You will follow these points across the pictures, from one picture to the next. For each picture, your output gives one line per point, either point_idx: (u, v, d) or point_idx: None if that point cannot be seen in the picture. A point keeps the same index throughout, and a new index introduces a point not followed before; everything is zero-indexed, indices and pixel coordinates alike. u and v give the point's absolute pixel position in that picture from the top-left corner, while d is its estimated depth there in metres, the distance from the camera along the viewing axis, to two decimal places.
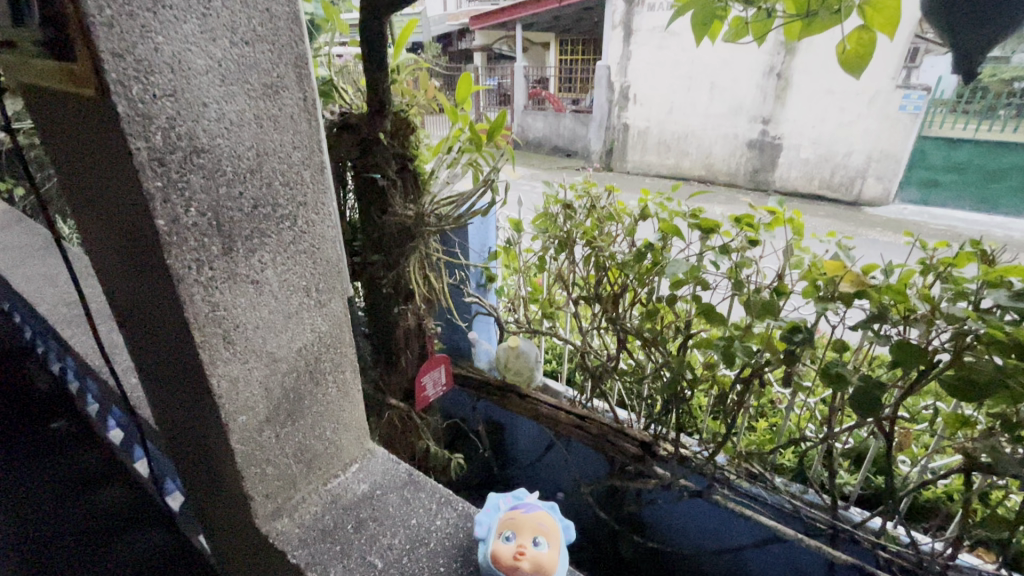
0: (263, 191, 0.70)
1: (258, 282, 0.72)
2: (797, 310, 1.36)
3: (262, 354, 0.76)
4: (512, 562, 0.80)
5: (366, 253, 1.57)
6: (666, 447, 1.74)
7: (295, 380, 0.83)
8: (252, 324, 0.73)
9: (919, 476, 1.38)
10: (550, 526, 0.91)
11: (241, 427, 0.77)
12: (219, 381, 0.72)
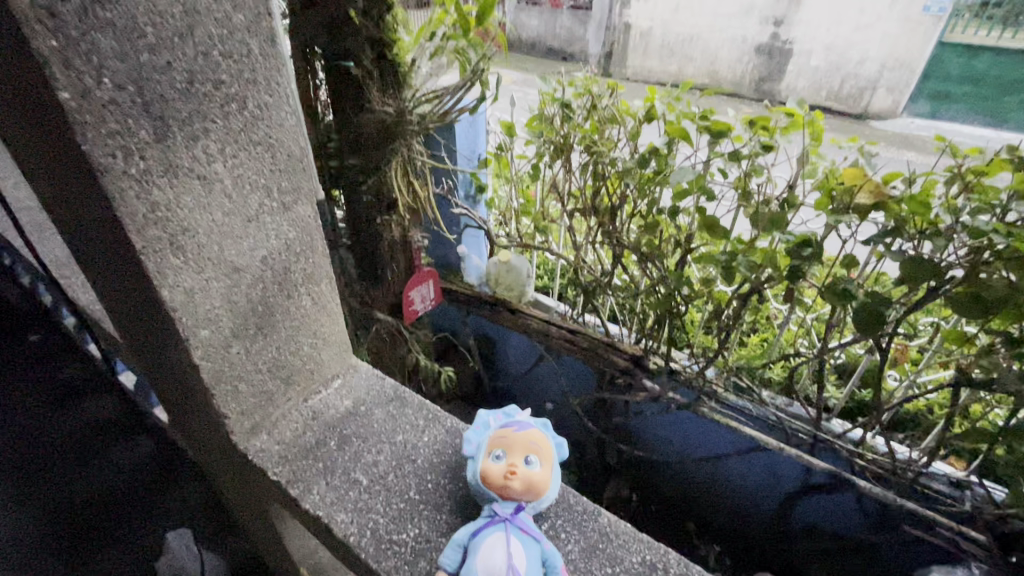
0: (199, 62, 0.57)
1: (206, 176, 0.62)
2: (806, 223, 1.28)
3: (221, 263, 0.67)
4: (500, 484, 0.78)
5: (342, 156, 1.44)
6: (655, 361, 1.74)
7: (263, 292, 0.75)
8: (204, 227, 0.64)
9: (907, 391, 1.38)
10: (543, 444, 0.84)
11: (204, 342, 0.71)
12: (172, 293, 0.64)
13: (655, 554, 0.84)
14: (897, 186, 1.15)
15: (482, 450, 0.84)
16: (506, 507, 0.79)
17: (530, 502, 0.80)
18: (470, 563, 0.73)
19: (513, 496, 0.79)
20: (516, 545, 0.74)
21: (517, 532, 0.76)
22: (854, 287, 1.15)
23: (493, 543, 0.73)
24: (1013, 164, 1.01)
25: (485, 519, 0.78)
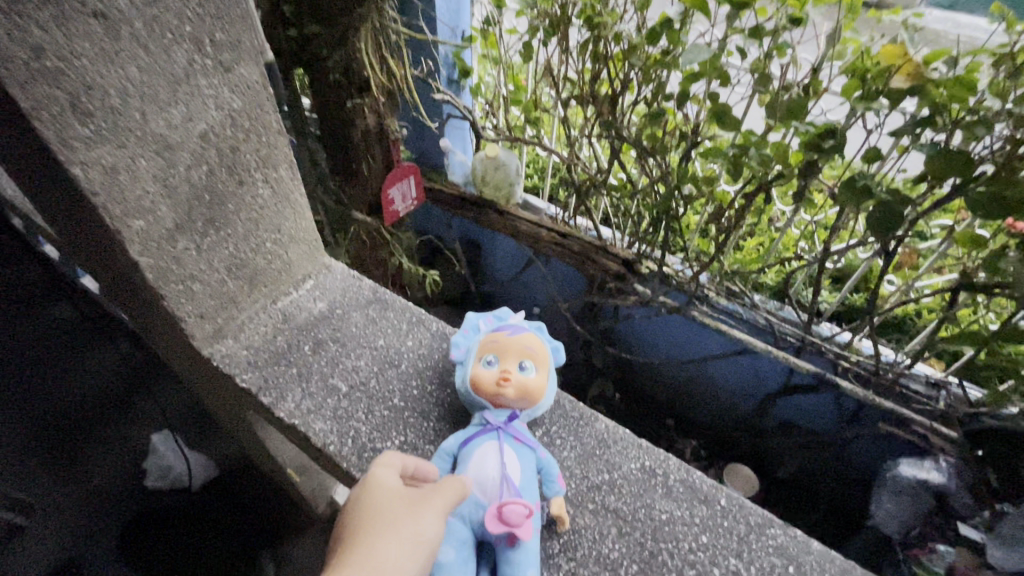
0: None
1: (105, 15, 0.61)
2: (826, 113, 1.16)
3: (148, 136, 0.69)
4: (492, 391, 0.80)
5: (303, 23, 1.24)
6: (648, 265, 1.68)
7: (208, 177, 0.78)
8: (113, 87, 0.64)
9: (903, 296, 1.36)
10: (538, 349, 0.85)
11: (140, 234, 0.72)
12: (87, 172, 0.64)
13: (655, 461, 0.91)
14: (937, 66, 1.01)
15: (474, 357, 0.85)
16: (499, 415, 0.81)
17: (524, 409, 0.82)
18: (462, 471, 0.75)
19: (506, 403, 0.81)
20: (508, 454, 0.77)
21: (509, 441, 0.79)
22: (873, 184, 1.06)
23: (484, 453, 0.76)
24: None
25: (476, 429, 0.80)
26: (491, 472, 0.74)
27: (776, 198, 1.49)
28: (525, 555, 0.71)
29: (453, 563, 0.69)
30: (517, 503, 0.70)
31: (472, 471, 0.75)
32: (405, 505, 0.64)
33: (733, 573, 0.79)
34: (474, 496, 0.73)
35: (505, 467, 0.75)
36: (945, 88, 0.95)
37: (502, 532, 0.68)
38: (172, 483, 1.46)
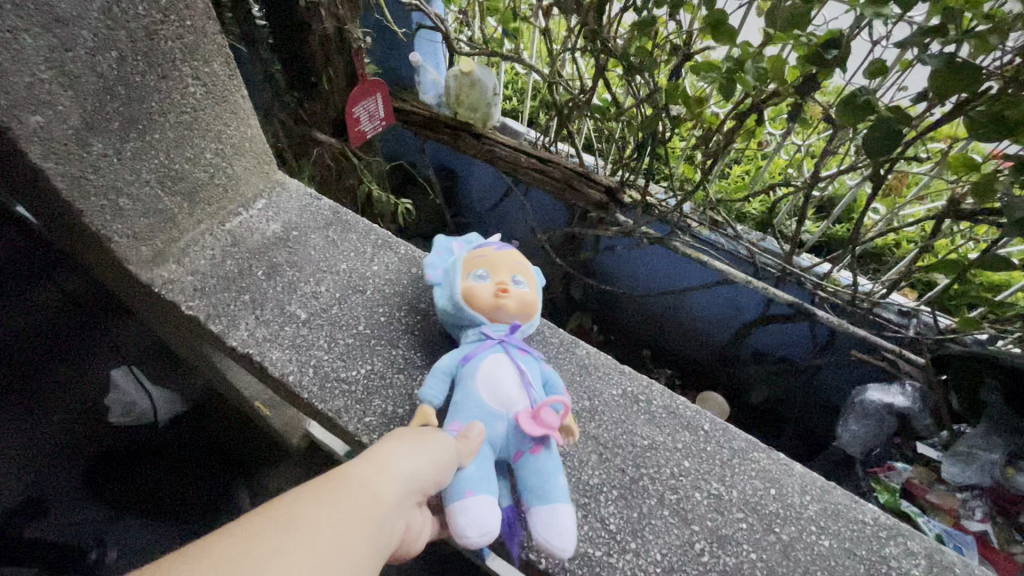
0: None
1: None
2: (829, 22, 1.06)
3: (32, 5, 0.60)
4: (489, 304, 0.77)
5: None
6: (631, 195, 1.61)
7: (119, 67, 0.70)
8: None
9: (886, 225, 1.33)
10: (528, 266, 0.84)
11: (38, 130, 0.65)
12: None
13: (637, 388, 0.90)
14: None
15: (461, 273, 0.81)
16: (497, 330, 0.79)
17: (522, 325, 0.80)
18: (471, 386, 0.72)
19: (504, 318, 0.78)
20: (519, 363, 0.75)
21: (516, 352, 0.77)
22: (874, 101, 1.00)
23: (496, 363, 0.74)
24: None
25: (476, 344, 0.77)
26: (507, 381, 0.72)
27: (767, 121, 1.42)
28: (554, 458, 0.71)
29: (474, 475, 0.66)
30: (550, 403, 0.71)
31: (484, 383, 0.72)
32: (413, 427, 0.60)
33: (715, 497, 0.80)
34: (488, 408, 0.71)
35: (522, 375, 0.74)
36: None
37: (540, 433, 0.68)
38: (137, 417, 1.42)
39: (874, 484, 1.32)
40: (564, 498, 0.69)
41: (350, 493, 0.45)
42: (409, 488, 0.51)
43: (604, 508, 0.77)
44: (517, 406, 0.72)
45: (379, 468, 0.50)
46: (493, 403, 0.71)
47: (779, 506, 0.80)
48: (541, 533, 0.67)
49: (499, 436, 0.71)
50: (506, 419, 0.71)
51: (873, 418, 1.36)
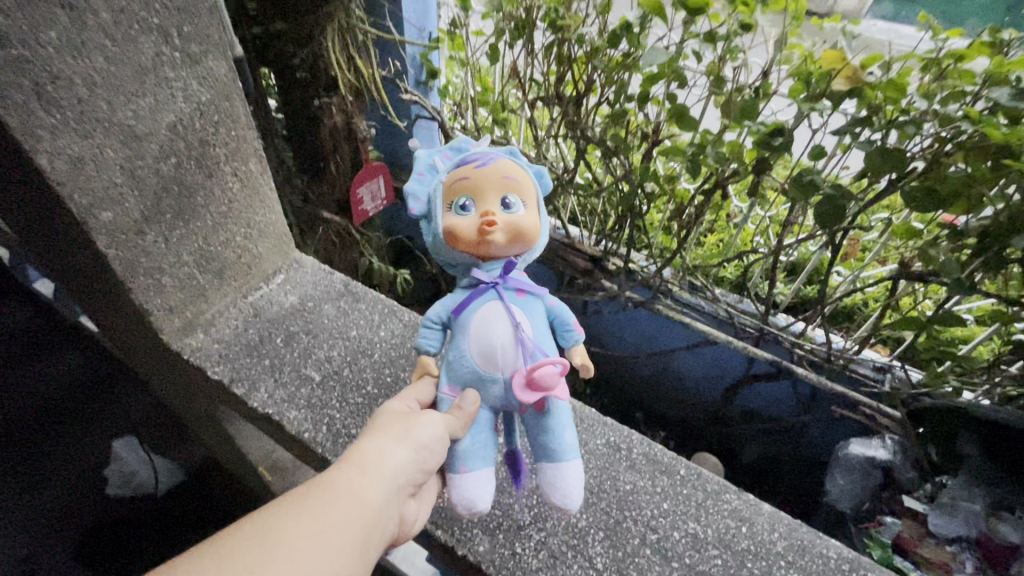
0: None
1: (73, 5, 0.66)
2: (776, 113, 1.23)
3: (118, 127, 0.74)
4: (480, 239, 0.74)
5: (267, 20, 1.27)
6: (615, 262, 1.73)
7: (176, 169, 0.84)
8: (80, 76, 0.69)
9: (851, 285, 1.44)
10: (518, 180, 0.78)
11: (109, 224, 0.77)
12: (51, 160, 0.68)
13: (618, 436, 0.96)
14: (872, 72, 1.10)
15: (447, 205, 0.77)
16: (492, 272, 0.79)
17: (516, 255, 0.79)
18: (462, 344, 0.76)
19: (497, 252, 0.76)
20: (515, 312, 0.76)
21: (511, 298, 0.78)
22: (820, 179, 1.14)
23: (488, 313, 0.75)
24: (991, 49, 0.97)
25: (469, 294, 0.79)
26: (498, 334, 0.74)
27: (733, 194, 1.56)
28: (556, 416, 0.77)
29: (467, 447, 0.75)
30: (546, 365, 0.71)
31: (474, 342, 0.74)
32: (406, 412, 0.70)
33: (691, 535, 0.83)
34: (480, 368, 0.75)
35: (516, 325, 0.75)
36: (881, 91, 1.03)
37: (537, 398, 0.72)
38: (136, 489, 1.47)
39: (867, 540, 1.34)
40: (569, 457, 0.77)
41: (336, 498, 0.56)
42: (389, 484, 0.61)
43: (591, 548, 0.81)
44: (513, 361, 0.74)
45: (362, 470, 0.60)
46: (485, 359, 0.74)
47: (749, 542, 0.84)
48: (549, 488, 0.77)
49: (496, 395, 0.76)
50: (501, 378, 0.75)
51: (859, 472, 1.42)
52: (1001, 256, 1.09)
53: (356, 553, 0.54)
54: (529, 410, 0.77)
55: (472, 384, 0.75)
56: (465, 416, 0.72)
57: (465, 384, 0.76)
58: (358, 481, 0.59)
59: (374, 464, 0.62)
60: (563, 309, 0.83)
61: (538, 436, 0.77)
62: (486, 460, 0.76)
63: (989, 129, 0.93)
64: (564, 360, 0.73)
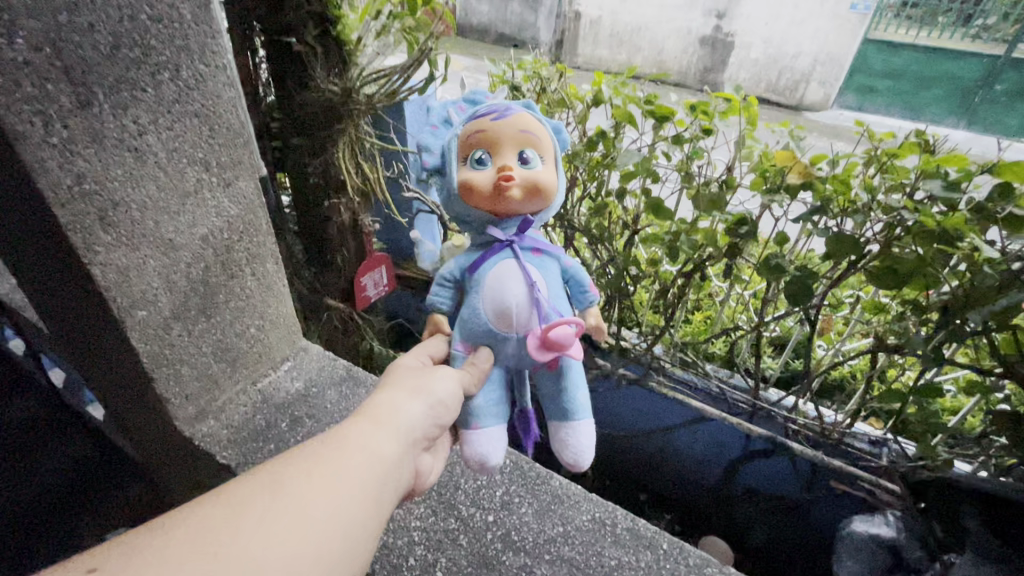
0: (122, 25, 0.72)
1: (137, 149, 0.80)
2: (742, 203, 1.37)
3: (159, 241, 0.86)
4: (498, 189, 0.80)
5: (287, 135, 1.45)
6: (607, 340, 1.80)
7: (204, 272, 0.95)
8: (135, 202, 0.82)
9: (835, 357, 1.49)
10: (533, 131, 0.85)
11: (141, 322, 0.88)
12: (104, 271, 0.80)
13: (604, 512, 0.97)
14: (823, 167, 1.24)
15: (466, 157, 0.84)
16: (508, 231, 0.87)
17: (528, 214, 0.86)
18: (478, 300, 0.84)
19: (512, 208, 0.83)
20: (531, 271, 0.85)
21: (527, 258, 0.86)
22: (785, 262, 1.25)
23: (507, 272, 0.83)
24: (920, 147, 1.12)
25: (485, 251, 0.87)
26: (515, 292, 0.82)
27: (713, 275, 1.66)
28: (569, 377, 0.89)
29: (481, 404, 0.84)
30: (562, 323, 0.80)
31: (492, 298, 0.82)
32: (419, 368, 0.77)
33: None
34: (495, 325, 0.83)
35: (532, 285, 0.83)
36: (830, 184, 1.17)
37: (551, 358, 0.81)
38: None
39: None
40: (581, 415, 0.89)
41: (350, 451, 0.61)
42: (402, 438, 0.66)
43: None
44: (529, 317, 0.83)
45: (375, 426, 0.65)
46: (502, 314, 0.82)
47: None
48: (563, 444, 0.88)
49: (510, 352, 0.85)
50: (513, 336, 0.83)
51: (864, 551, 1.40)
52: (963, 330, 1.16)
53: (372, 502, 0.58)
54: (543, 369, 0.88)
55: (485, 343, 0.84)
56: (480, 372, 0.80)
57: (481, 339, 0.84)
58: (372, 436, 0.64)
59: (388, 420, 0.67)
60: (578, 269, 0.91)
61: (555, 395, 0.89)
62: (498, 417, 0.87)
63: (927, 216, 1.05)
64: (578, 321, 0.82)
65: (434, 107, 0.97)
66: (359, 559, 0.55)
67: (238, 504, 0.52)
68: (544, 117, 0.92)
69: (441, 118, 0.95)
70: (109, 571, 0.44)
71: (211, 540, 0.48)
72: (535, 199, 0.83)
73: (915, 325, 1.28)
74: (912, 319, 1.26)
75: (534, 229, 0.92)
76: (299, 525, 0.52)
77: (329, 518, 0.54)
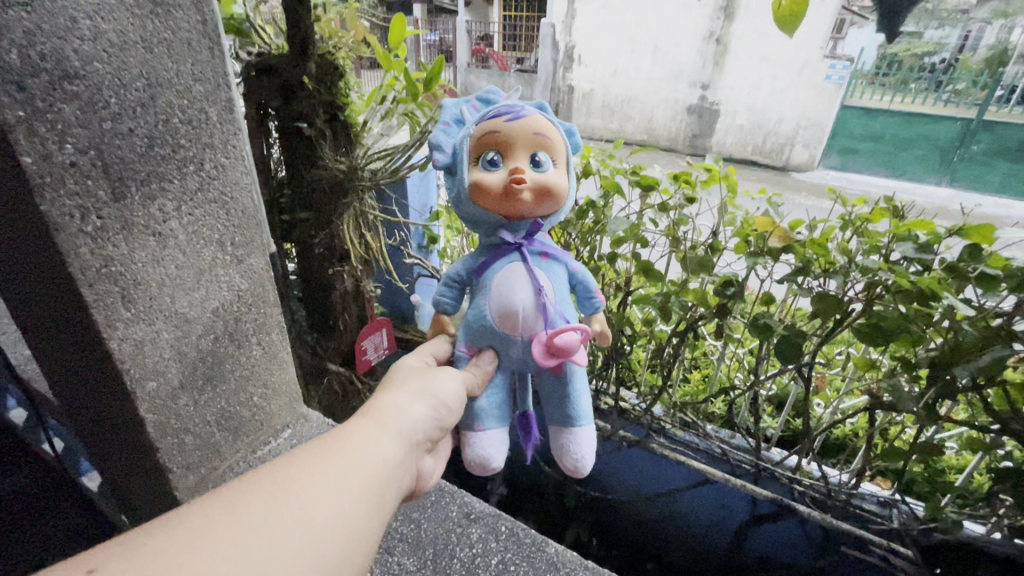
0: (156, 127, 0.83)
1: (161, 233, 0.88)
2: (729, 265, 1.43)
3: (173, 314, 0.92)
4: (510, 190, 0.87)
5: (295, 210, 1.53)
6: (605, 401, 1.80)
7: (212, 342, 1.01)
8: (155, 280, 0.88)
9: (833, 415, 1.51)
10: (544, 133, 0.91)
11: (151, 392, 0.91)
12: (121, 344, 0.85)
13: None
14: (801, 232, 1.31)
15: (479, 159, 0.91)
16: (517, 234, 0.97)
17: (538, 215, 0.94)
18: (486, 303, 0.93)
19: (522, 211, 0.90)
20: (539, 277, 0.93)
21: (534, 263, 0.95)
22: (773, 321, 1.29)
23: (516, 275, 0.92)
24: (890, 212, 1.19)
25: (495, 255, 0.96)
26: (523, 296, 0.90)
27: (707, 334, 1.70)
28: (573, 382, 0.98)
29: (485, 406, 0.94)
30: (568, 330, 0.88)
31: (501, 301, 0.91)
32: (419, 370, 0.85)
33: None
34: (501, 326, 0.91)
35: (540, 290, 0.91)
36: (809, 248, 1.23)
37: (554, 365, 0.89)
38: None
39: None
40: (583, 419, 0.99)
41: (352, 455, 0.64)
42: (403, 437, 0.71)
43: None
44: (536, 320, 0.91)
45: (378, 426, 0.70)
46: (511, 315, 0.90)
47: None
48: (568, 445, 0.99)
49: (514, 356, 0.94)
50: (519, 341, 0.92)
51: None
52: (951, 385, 1.17)
53: (375, 493, 0.62)
54: (547, 372, 0.98)
55: (490, 347, 0.94)
56: (483, 375, 0.92)
57: (485, 343, 0.94)
58: (372, 438, 0.68)
59: (388, 425, 0.71)
60: (583, 275, 1.02)
61: (561, 397, 0.99)
62: (498, 421, 0.96)
63: (901, 277, 1.10)
64: (584, 327, 0.90)
65: (446, 105, 1.04)
66: (358, 557, 0.57)
67: (239, 502, 0.54)
68: (555, 120, 0.98)
69: (455, 117, 1.02)
70: (107, 571, 0.46)
71: (210, 541, 0.50)
72: (545, 202, 0.90)
73: (908, 383, 1.29)
74: (903, 376, 1.28)
75: (543, 232, 1.01)
76: (302, 524, 0.54)
77: (335, 507, 0.57)
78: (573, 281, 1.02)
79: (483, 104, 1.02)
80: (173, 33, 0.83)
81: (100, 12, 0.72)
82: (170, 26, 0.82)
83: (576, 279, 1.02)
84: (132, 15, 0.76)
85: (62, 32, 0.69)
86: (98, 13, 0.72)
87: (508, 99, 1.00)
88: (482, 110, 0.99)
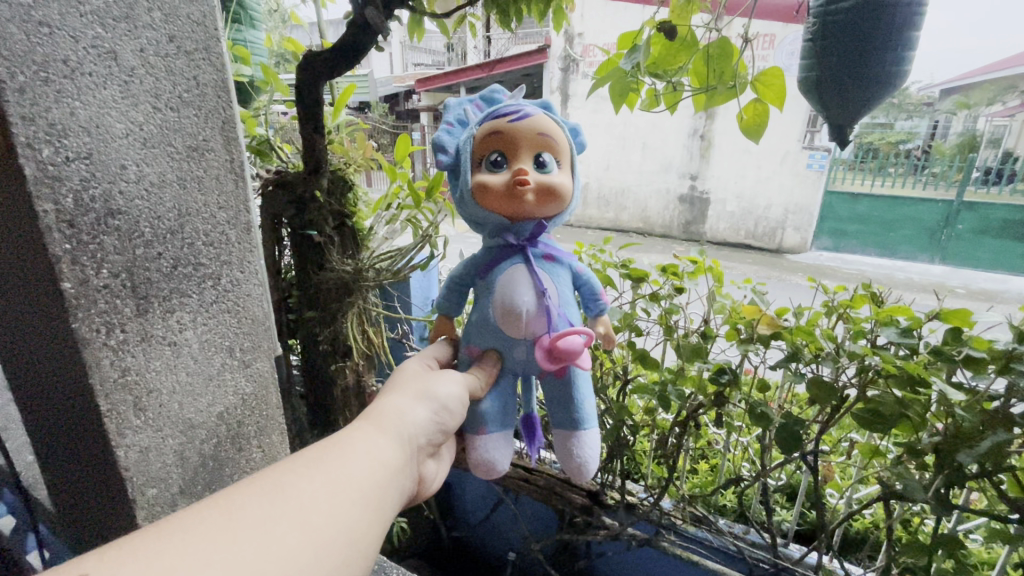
0: (181, 250, 0.93)
1: (176, 343, 0.94)
2: (723, 352, 1.45)
3: (179, 421, 0.96)
4: (513, 189, 0.91)
5: (301, 308, 1.60)
6: (613, 495, 1.73)
7: (215, 446, 1.03)
8: (166, 388, 0.93)
9: (848, 507, 1.43)
10: (551, 138, 0.96)
11: (149, 500, 0.92)
12: (128, 452, 0.87)
13: None
14: (787, 320, 1.36)
15: (486, 157, 0.96)
16: (521, 233, 0.99)
17: (541, 217, 0.98)
18: (489, 304, 0.96)
19: (525, 212, 0.94)
20: (543, 280, 0.96)
21: (537, 265, 0.98)
22: (771, 408, 1.30)
23: (518, 276, 0.94)
24: (870, 298, 1.24)
25: (497, 256, 0.99)
26: (525, 296, 0.93)
27: (709, 423, 1.69)
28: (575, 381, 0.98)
29: (489, 407, 0.95)
30: (572, 333, 0.91)
31: (502, 299, 0.93)
32: (422, 374, 0.89)
33: None
34: (504, 325, 0.93)
35: (543, 292, 0.94)
36: (797, 335, 1.27)
37: (557, 365, 0.90)
38: None
39: None
40: (587, 423, 0.99)
41: (349, 459, 0.65)
42: (401, 443, 0.73)
43: None
44: (538, 320, 0.93)
45: (378, 432, 0.72)
46: (513, 313, 0.92)
47: None
48: (573, 448, 0.99)
49: (519, 358, 0.96)
50: (522, 343, 0.94)
51: None
52: (960, 473, 1.14)
53: (375, 498, 0.63)
54: (550, 375, 0.98)
55: (494, 349, 0.96)
56: (486, 377, 0.94)
57: (489, 344, 0.96)
58: (372, 443, 0.69)
59: (386, 430, 0.73)
60: (590, 278, 1.05)
61: (563, 396, 0.99)
62: (499, 423, 0.97)
63: (887, 362, 1.13)
64: (588, 331, 0.93)
65: (449, 105, 1.07)
66: (359, 560, 0.58)
67: (233, 506, 0.54)
68: (560, 119, 1.03)
69: (459, 117, 1.05)
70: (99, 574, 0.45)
71: (208, 545, 0.49)
72: (547, 202, 0.94)
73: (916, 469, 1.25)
74: (911, 463, 1.25)
75: (546, 233, 1.04)
76: (301, 527, 0.55)
77: (336, 510, 0.58)
78: (579, 281, 1.05)
79: (487, 102, 1.06)
80: (201, 169, 0.95)
81: (143, 159, 0.85)
82: (202, 166, 0.95)
83: (582, 280, 1.05)
84: (168, 158, 0.89)
85: (110, 178, 0.80)
86: (140, 160, 0.84)
87: (511, 96, 1.04)
88: (485, 108, 1.03)
